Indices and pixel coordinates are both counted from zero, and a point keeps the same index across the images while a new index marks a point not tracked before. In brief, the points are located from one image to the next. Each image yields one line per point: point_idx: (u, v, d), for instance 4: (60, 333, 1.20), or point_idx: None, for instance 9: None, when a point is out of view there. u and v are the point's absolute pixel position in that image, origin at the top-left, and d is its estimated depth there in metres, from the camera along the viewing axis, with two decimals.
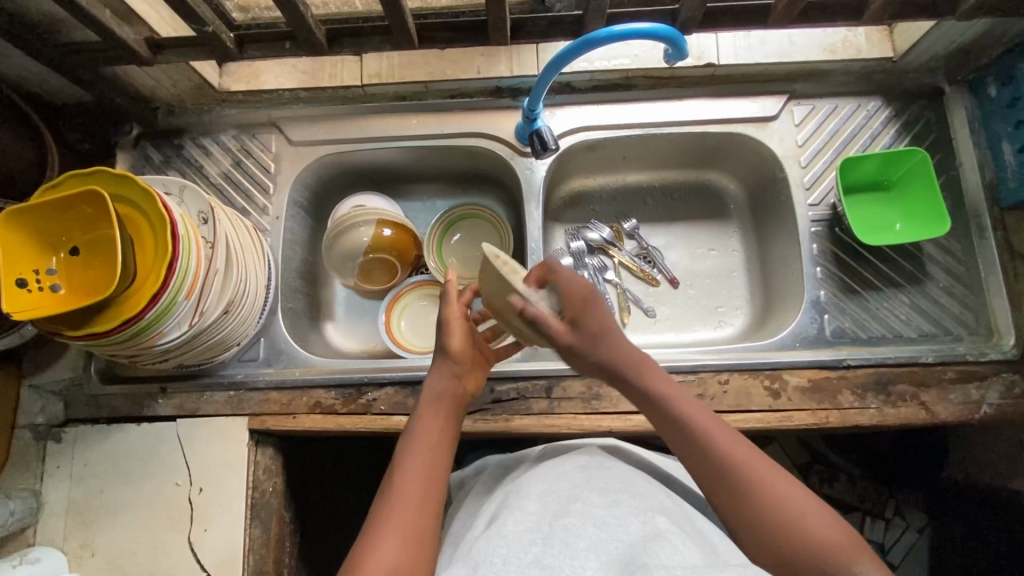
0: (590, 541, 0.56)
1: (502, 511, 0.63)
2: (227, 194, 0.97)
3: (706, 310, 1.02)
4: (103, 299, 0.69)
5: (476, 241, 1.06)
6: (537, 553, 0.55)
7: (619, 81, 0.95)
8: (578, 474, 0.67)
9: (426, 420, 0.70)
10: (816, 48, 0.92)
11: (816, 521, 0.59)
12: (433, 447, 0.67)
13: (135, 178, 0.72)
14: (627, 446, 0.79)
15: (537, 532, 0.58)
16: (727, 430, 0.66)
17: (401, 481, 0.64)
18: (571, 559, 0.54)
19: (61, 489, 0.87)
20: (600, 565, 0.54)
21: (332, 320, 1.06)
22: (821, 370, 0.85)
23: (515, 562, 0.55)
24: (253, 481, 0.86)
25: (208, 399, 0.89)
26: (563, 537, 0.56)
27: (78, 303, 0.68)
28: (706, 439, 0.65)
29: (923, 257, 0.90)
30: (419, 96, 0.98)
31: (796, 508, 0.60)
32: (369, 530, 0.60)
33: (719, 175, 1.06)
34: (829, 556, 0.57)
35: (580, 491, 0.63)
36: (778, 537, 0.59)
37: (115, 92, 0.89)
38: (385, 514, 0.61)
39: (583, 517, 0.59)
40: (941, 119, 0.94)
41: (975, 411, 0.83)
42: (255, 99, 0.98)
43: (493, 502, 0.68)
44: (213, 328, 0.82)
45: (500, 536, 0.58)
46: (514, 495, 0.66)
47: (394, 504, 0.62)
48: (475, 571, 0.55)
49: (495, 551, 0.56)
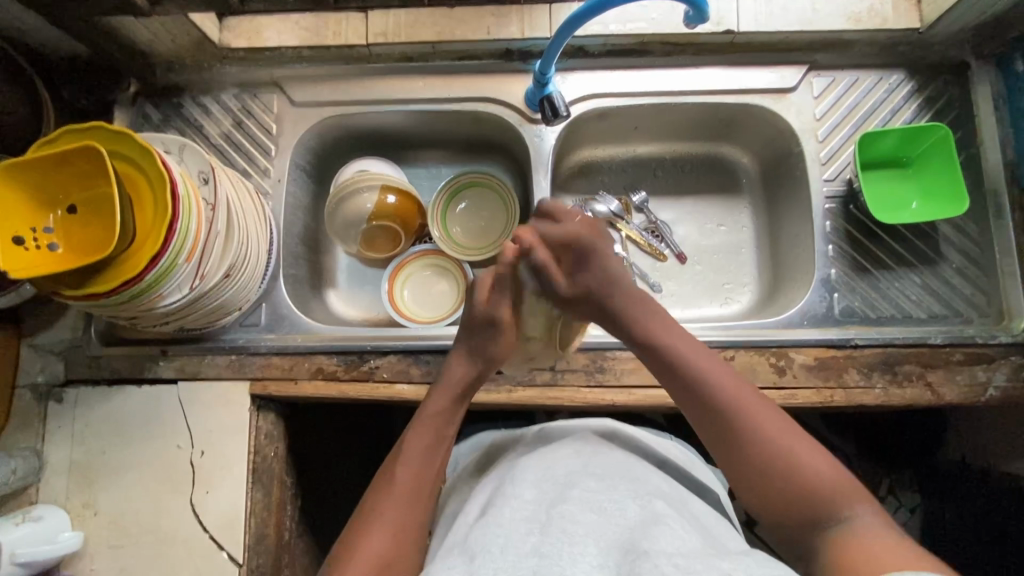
0: (588, 529, 0.56)
1: (498, 498, 0.63)
2: (229, 156, 0.95)
3: (713, 287, 1.01)
4: (102, 259, 0.68)
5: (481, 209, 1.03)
6: (535, 543, 0.55)
7: (634, 46, 0.92)
8: (574, 458, 0.67)
9: (425, 426, 0.72)
10: (841, 16, 0.88)
11: (814, 464, 0.63)
12: (423, 455, 0.70)
13: (133, 134, 0.71)
14: (627, 428, 0.79)
15: (534, 521, 0.58)
16: (748, 392, 0.67)
17: (387, 492, 0.67)
18: (568, 547, 0.54)
19: (63, 448, 0.87)
20: (598, 552, 0.54)
21: (334, 287, 1.05)
22: (828, 349, 0.84)
23: (513, 552, 0.55)
24: (254, 447, 0.86)
25: (209, 363, 0.89)
26: (560, 525, 0.56)
27: (78, 264, 0.67)
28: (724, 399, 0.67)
29: (938, 238, 0.88)
30: (427, 57, 0.94)
31: (802, 459, 0.63)
32: (352, 534, 0.64)
33: (732, 149, 1.03)
34: (836, 504, 0.60)
35: (577, 476, 0.63)
36: (780, 483, 0.62)
37: (112, 45, 0.86)
38: (368, 522, 0.65)
39: (582, 503, 0.59)
40: (965, 95, 0.91)
41: (981, 394, 0.82)
42: (257, 56, 0.94)
43: (489, 487, 0.68)
44: (214, 292, 0.81)
45: (496, 525, 0.58)
46: (510, 480, 0.66)
47: (378, 513, 0.65)
48: (471, 562, 0.55)
49: (492, 541, 0.56)
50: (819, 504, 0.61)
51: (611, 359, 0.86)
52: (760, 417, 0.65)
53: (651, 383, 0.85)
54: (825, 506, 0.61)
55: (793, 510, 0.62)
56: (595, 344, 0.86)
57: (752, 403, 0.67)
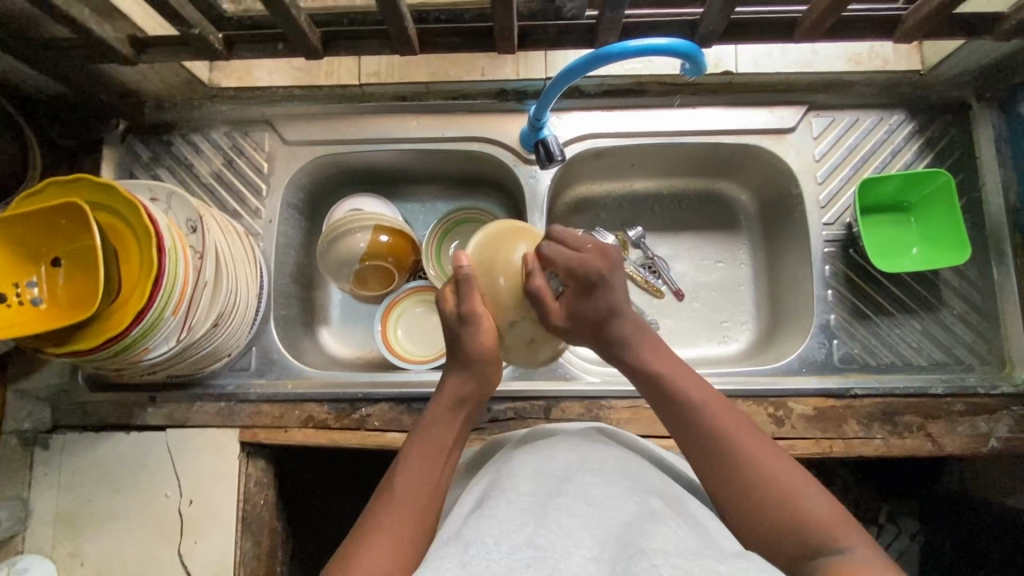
0: (584, 522, 0.55)
1: (494, 493, 0.61)
2: (219, 196, 0.94)
3: (711, 325, 0.99)
4: (86, 316, 0.66)
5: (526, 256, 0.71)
6: (529, 534, 0.53)
7: (630, 86, 0.91)
8: (571, 453, 0.65)
9: (425, 429, 0.67)
10: (841, 58, 0.87)
11: (801, 492, 0.58)
12: (428, 459, 0.64)
13: (115, 184, 0.69)
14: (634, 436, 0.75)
15: (531, 513, 0.56)
16: (726, 405, 0.65)
17: (387, 505, 0.60)
18: (565, 539, 0.53)
19: (49, 497, 0.85)
20: (594, 545, 0.53)
21: (326, 325, 1.03)
22: (827, 399, 0.83)
23: (507, 544, 0.53)
24: (244, 495, 0.85)
25: (198, 410, 0.87)
26: (555, 518, 0.55)
27: (61, 322, 0.65)
28: (706, 416, 0.64)
29: (939, 284, 0.87)
30: (421, 97, 0.93)
31: (792, 490, 0.58)
32: (347, 555, 0.56)
33: (730, 186, 1.02)
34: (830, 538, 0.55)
35: (574, 473, 0.62)
36: (767, 509, 0.58)
37: (98, 88, 0.84)
38: (365, 540, 0.57)
39: (577, 497, 0.58)
40: (966, 137, 0.89)
41: (982, 445, 0.81)
42: (247, 95, 0.93)
43: (483, 481, 0.65)
44: (202, 342, 0.79)
45: (492, 516, 0.56)
46: (506, 473, 0.64)
47: (377, 529, 0.58)
48: (463, 551, 0.52)
49: (485, 533, 0.54)
50: (809, 534, 0.55)
51: (607, 408, 0.85)
52: (734, 423, 0.63)
53: (648, 432, 0.83)
54: (819, 538, 0.55)
55: (780, 540, 0.56)
56: (590, 392, 0.85)
57: (746, 431, 0.63)
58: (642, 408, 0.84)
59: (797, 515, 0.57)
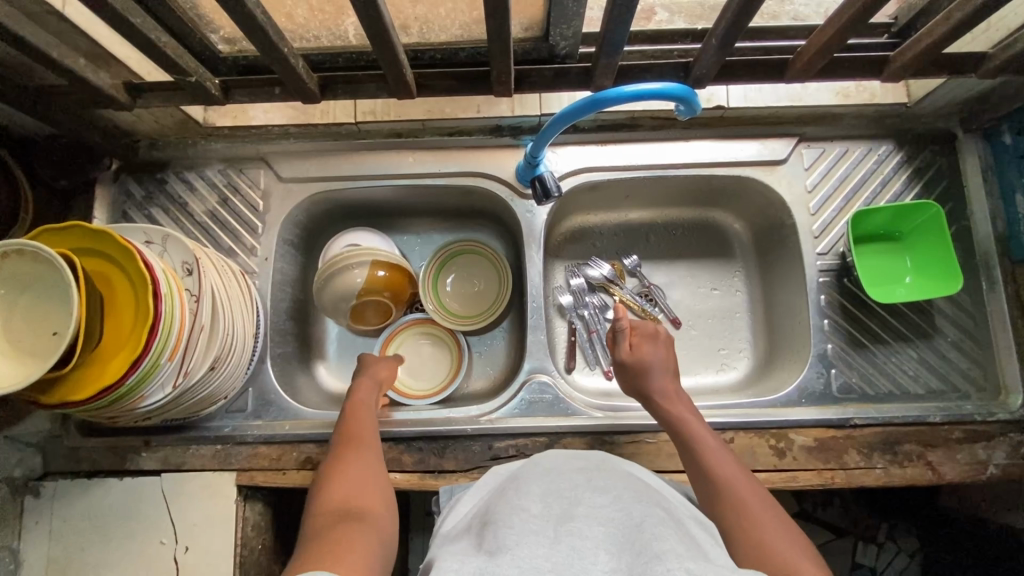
0: (596, 539, 0.54)
1: (501, 514, 0.60)
2: (214, 233, 0.93)
3: (708, 353, 0.99)
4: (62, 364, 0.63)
5: (32, 292, 0.63)
6: (547, 551, 0.52)
7: (623, 121, 0.91)
8: (578, 475, 0.66)
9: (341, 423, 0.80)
10: (829, 92, 0.89)
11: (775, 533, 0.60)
12: (350, 466, 0.70)
13: (109, 230, 0.68)
14: (637, 467, 0.72)
15: (543, 533, 0.55)
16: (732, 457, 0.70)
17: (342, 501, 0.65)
18: (579, 555, 0.52)
19: (39, 547, 0.83)
20: (610, 557, 0.52)
21: (323, 360, 1.02)
22: (827, 429, 0.84)
23: (526, 558, 0.51)
24: (241, 540, 0.83)
25: (194, 453, 0.86)
26: (569, 537, 0.54)
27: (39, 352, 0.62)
28: (715, 463, 0.69)
29: (932, 311, 0.88)
30: (416, 133, 0.94)
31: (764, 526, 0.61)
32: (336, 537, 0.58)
33: (723, 215, 1.03)
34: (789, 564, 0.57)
35: (581, 493, 0.61)
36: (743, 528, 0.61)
37: (92, 131, 0.84)
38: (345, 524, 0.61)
39: (588, 517, 0.57)
40: (953, 166, 0.91)
41: (981, 472, 0.82)
42: (242, 134, 0.93)
43: (491, 505, 0.65)
44: (198, 386, 0.78)
45: (504, 532, 0.55)
46: (515, 495, 0.63)
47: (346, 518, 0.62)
48: (491, 558, 0.52)
49: (501, 545, 0.53)
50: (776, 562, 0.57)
51: (608, 443, 0.85)
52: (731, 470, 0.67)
53: (650, 466, 0.83)
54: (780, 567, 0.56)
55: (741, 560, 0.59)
56: (591, 427, 0.85)
57: (747, 481, 0.66)
58: (645, 443, 0.85)
59: (763, 539, 0.59)
